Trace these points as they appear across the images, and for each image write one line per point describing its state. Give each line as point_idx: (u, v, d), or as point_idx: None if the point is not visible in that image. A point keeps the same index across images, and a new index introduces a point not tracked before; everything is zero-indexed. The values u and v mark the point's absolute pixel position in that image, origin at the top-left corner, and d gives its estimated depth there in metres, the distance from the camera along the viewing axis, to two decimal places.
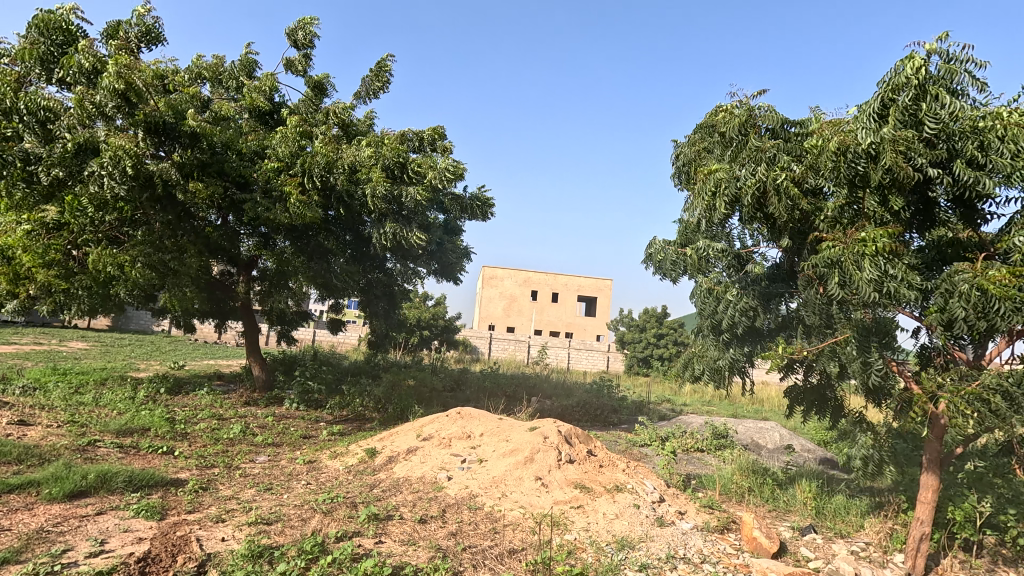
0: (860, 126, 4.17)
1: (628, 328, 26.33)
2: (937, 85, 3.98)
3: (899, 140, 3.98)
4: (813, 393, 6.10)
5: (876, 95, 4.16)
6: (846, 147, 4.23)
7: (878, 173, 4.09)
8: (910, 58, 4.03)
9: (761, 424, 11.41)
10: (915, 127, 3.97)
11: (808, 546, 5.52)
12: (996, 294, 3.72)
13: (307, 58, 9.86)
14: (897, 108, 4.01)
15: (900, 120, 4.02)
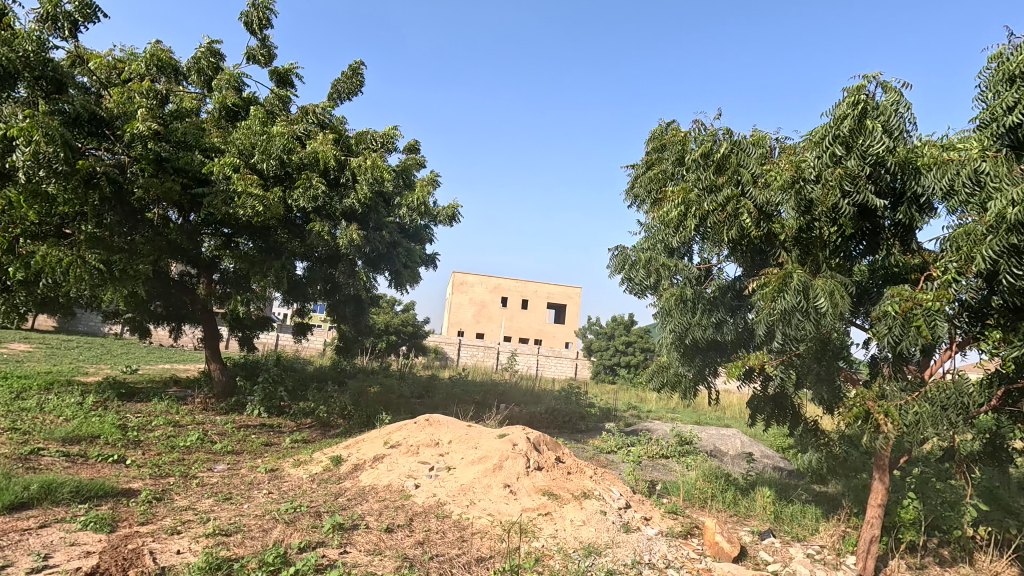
0: (811, 158, 4.44)
1: (596, 337, 26.87)
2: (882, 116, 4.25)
3: (849, 172, 4.23)
4: (772, 402, 6.22)
5: (828, 125, 4.44)
6: (802, 176, 4.48)
7: (827, 203, 4.33)
8: (850, 93, 4.31)
9: (723, 431, 11.73)
10: (860, 158, 4.25)
11: (767, 551, 5.68)
12: (927, 313, 4.00)
13: (269, 50, 9.57)
14: (841, 141, 4.30)
15: (848, 151, 4.30)
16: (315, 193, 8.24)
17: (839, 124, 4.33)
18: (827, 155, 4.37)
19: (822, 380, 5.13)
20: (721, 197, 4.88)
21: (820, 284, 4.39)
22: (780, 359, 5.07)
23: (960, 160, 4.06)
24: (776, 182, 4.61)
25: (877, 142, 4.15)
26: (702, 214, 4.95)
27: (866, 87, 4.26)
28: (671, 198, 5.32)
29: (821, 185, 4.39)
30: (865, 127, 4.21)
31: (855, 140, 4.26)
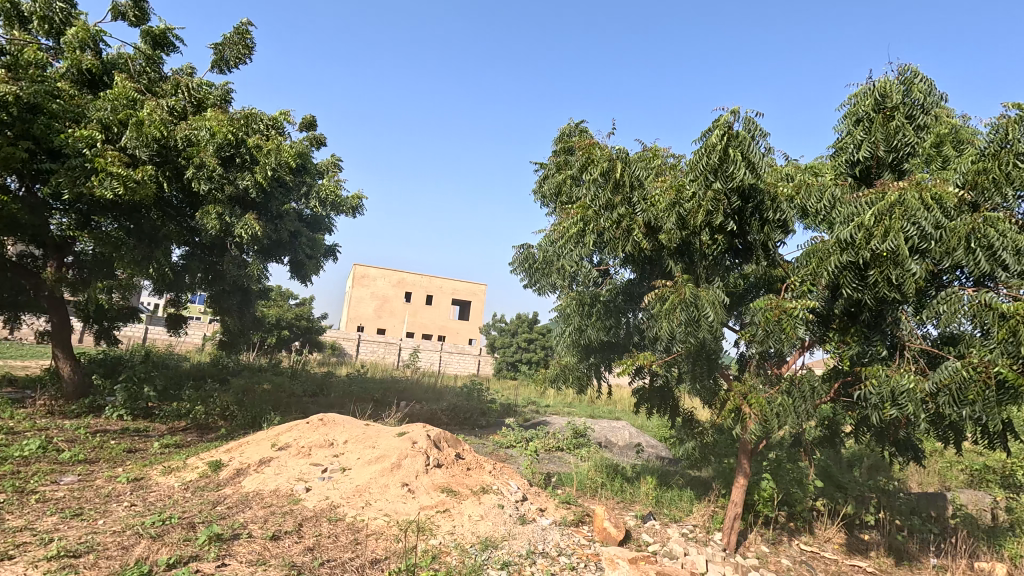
0: (688, 182, 4.84)
1: (500, 333, 27.32)
2: (743, 142, 4.68)
3: (720, 194, 4.74)
4: (657, 395, 6.76)
5: (699, 152, 4.76)
6: (681, 197, 4.87)
7: (701, 222, 4.78)
8: (715, 125, 4.71)
9: (615, 424, 12.49)
10: (724, 183, 4.68)
11: (648, 533, 6.17)
12: (787, 319, 4.55)
13: (139, 6, 8.47)
14: (709, 167, 4.70)
15: (716, 175, 4.72)
16: (208, 176, 7.47)
17: (708, 153, 4.69)
18: (700, 179, 4.78)
19: (698, 379, 5.58)
20: (615, 211, 5.22)
21: (701, 296, 4.84)
22: (666, 356, 5.55)
23: (821, 185, 4.64)
24: (658, 203, 4.99)
25: (739, 170, 4.58)
26: (598, 228, 5.31)
27: (727, 120, 4.69)
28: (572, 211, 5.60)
29: (695, 206, 4.78)
30: (728, 156, 4.62)
31: (721, 168, 4.66)
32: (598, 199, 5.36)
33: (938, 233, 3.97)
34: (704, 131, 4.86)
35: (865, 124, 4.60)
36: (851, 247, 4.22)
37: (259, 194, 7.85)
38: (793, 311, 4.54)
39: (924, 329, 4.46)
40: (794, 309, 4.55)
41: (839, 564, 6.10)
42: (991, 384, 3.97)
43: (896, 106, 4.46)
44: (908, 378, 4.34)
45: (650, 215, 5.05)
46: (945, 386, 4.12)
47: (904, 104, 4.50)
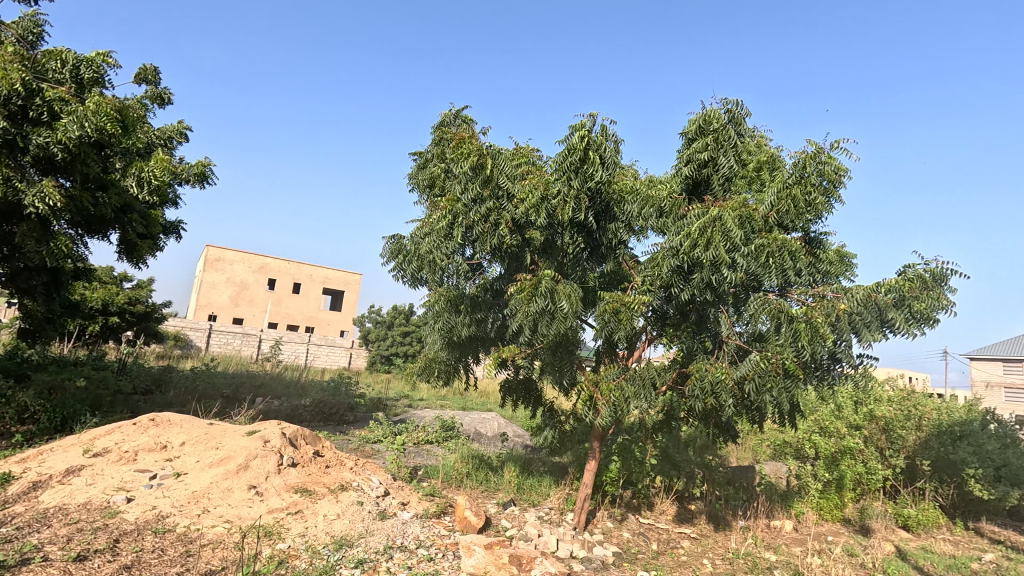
0: (553, 179, 5.27)
1: (374, 325, 26.40)
2: (598, 146, 5.14)
3: (579, 194, 5.21)
4: (522, 386, 7.06)
5: (563, 152, 5.21)
6: (546, 193, 5.30)
7: (563, 217, 5.28)
8: (578, 128, 5.12)
9: (484, 416, 12.79)
10: (583, 182, 5.18)
11: (507, 518, 6.43)
12: (625, 312, 5.06)
13: None
14: (574, 167, 5.18)
15: (576, 175, 5.21)
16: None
17: (571, 154, 5.14)
18: (564, 177, 5.24)
19: (556, 369, 5.96)
20: (484, 203, 5.38)
21: (559, 290, 5.17)
22: (529, 349, 5.86)
23: (660, 197, 5.27)
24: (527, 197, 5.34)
25: (596, 171, 5.07)
26: (467, 220, 5.40)
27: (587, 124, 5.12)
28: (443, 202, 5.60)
29: (562, 204, 5.25)
30: (587, 157, 5.09)
31: (581, 168, 5.15)
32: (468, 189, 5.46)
33: (746, 251, 4.68)
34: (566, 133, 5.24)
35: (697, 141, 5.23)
36: (681, 253, 4.88)
37: (66, 155, 6.59)
38: (630, 306, 5.06)
39: (739, 328, 5.27)
40: (630, 305, 5.07)
41: (668, 532, 6.96)
42: (778, 371, 4.90)
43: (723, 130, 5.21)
44: (721, 371, 5.11)
45: (517, 210, 5.40)
46: (745, 377, 4.97)
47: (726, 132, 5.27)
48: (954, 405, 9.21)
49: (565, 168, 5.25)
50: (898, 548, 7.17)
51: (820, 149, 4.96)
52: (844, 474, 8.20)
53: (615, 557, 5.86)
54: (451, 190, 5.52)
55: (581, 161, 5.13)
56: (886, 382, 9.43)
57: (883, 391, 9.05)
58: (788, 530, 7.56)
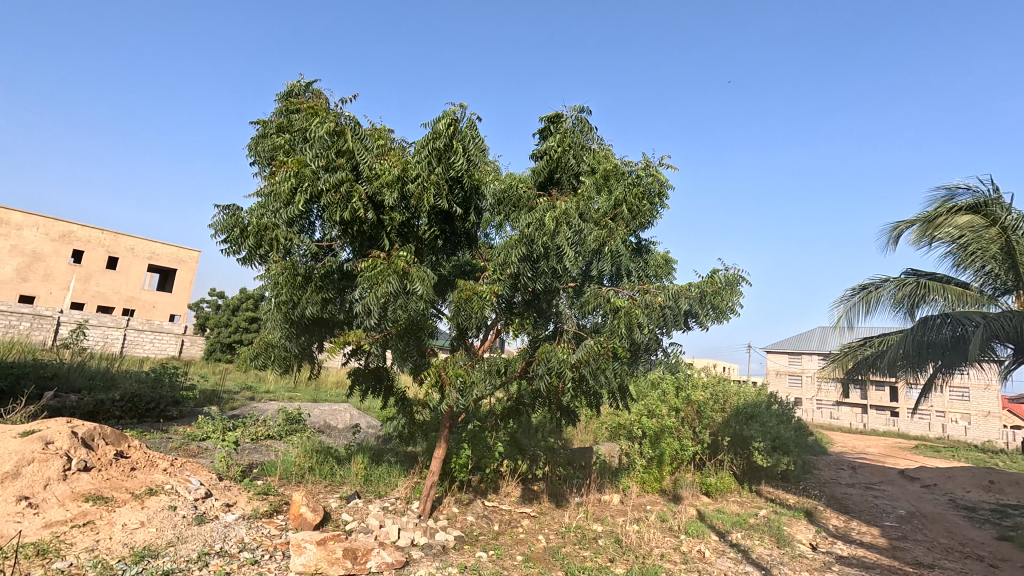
0: (413, 161, 5.23)
1: (214, 309, 23.56)
2: (465, 139, 5.39)
3: (440, 179, 5.25)
4: (372, 374, 6.72)
5: (428, 136, 5.22)
6: (406, 174, 5.17)
7: (421, 199, 5.17)
8: (445, 115, 5.23)
9: (336, 407, 12.17)
10: (447, 170, 5.30)
11: (348, 512, 6.20)
12: (477, 299, 5.13)
13: None
14: (437, 151, 5.23)
15: (440, 162, 5.28)
16: None
17: (436, 139, 5.20)
18: (425, 160, 5.25)
19: (406, 355, 5.83)
20: (337, 176, 5.04)
21: (412, 271, 5.06)
22: (377, 334, 5.58)
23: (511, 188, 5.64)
24: (384, 176, 5.11)
25: (461, 162, 5.29)
26: (315, 187, 5.00)
27: (454, 113, 5.24)
28: (287, 169, 5.12)
29: (419, 187, 5.15)
30: (452, 148, 5.27)
31: (445, 156, 5.28)
32: (322, 160, 5.12)
33: (582, 246, 5.16)
34: (433, 119, 5.30)
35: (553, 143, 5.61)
36: (530, 242, 5.06)
37: None
38: (481, 292, 5.15)
39: (576, 317, 5.83)
40: (484, 293, 5.17)
41: (510, 513, 7.31)
42: (607, 354, 5.40)
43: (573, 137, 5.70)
44: (562, 352, 5.40)
45: (372, 187, 5.11)
46: (581, 360, 5.31)
47: (577, 138, 5.80)
48: (749, 389, 11.04)
49: (429, 153, 5.26)
50: (699, 511, 8.43)
51: (649, 163, 5.95)
52: (664, 450, 9.38)
53: (456, 541, 5.98)
54: (301, 158, 5.15)
55: (445, 149, 5.26)
56: (702, 369, 10.89)
57: (699, 377, 10.47)
58: (615, 502, 8.44)
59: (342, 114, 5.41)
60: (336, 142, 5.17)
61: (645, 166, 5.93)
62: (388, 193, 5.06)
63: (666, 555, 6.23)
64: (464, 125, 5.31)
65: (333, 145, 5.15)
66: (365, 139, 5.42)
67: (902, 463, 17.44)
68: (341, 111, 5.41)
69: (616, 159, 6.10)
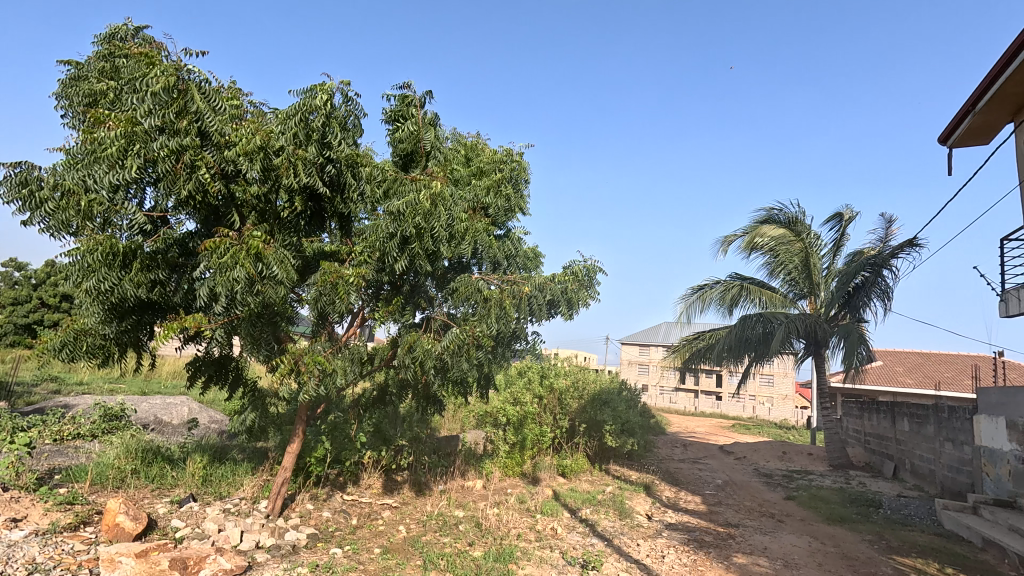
0: (277, 133, 4.78)
1: (5, 284, 19.23)
2: (337, 115, 5.05)
3: (307, 155, 4.89)
4: (214, 363, 5.99)
5: (295, 105, 4.76)
6: (268, 146, 4.73)
7: (281, 174, 4.81)
8: (321, 89, 4.83)
9: (170, 400, 10.69)
10: (319, 148, 4.98)
11: (181, 517, 5.52)
12: (343, 286, 4.90)
13: None
14: (309, 127, 4.84)
15: (310, 137, 4.90)
16: None
17: (307, 112, 4.77)
18: (292, 134, 4.83)
19: (257, 342, 5.26)
20: (179, 140, 4.44)
21: (269, 253, 4.60)
22: (221, 320, 4.97)
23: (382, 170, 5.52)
24: (242, 146, 4.61)
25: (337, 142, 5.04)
26: (149, 152, 4.37)
27: (330, 88, 4.90)
28: (114, 124, 4.40)
29: (283, 162, 4.79)
30: (326, 125, 4.94)
31: (317, 132, 4.91)
32: (162, 118, 4.42)
33: (451, 233, 5.15)
34: (306, 88, 4.89)
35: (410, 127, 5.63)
36: (401, 219, 4.99)
37: None
38: (348, 280, 4.92)
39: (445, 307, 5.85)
40: (351, 280, 4.95)
41: (371, 505, 7.10)
42: (472, 342, 5.43)
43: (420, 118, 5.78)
44: (428, 339, 5.37)
45: (223, 156, 4.63)
46: (447, 347, 5.32)
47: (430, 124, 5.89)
48: (604, 377, 12.02)
49: (297, 125, 4.80)
50: (554, 491, 9.00)
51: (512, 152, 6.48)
52: (526, 435, 9.84)
53: (309, 539, 5.65)
54: (132, 113, 4.38)
55: (314, 122, 4.86)
56: (564, 359, 11.58)
57: (560, 366, 11.13)
58: (477, 488, 8.65)
59: (188, 68, 4.72)
60: (179, 99, 4.49)
61: (508, 152, 6.40)
62: (245, 165, 4.62)
63: (522, 534, 6.56)
64: (339, 102, 5.01)
65: (175, 102, 4.46)
66: (217, 101, 4.78)
67: (722, 439, 20.43)
68: (188, 65, 4.72)
69: (489, 154, 6.27)
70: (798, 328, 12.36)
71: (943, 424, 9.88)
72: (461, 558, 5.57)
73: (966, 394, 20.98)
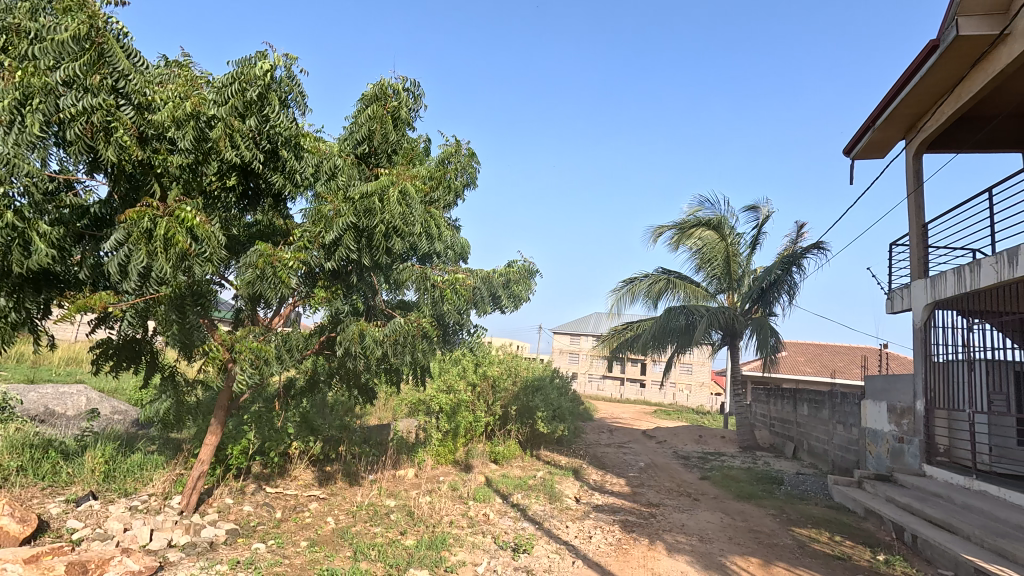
0: (210, 100, 4.35)
1: None
2: (279, 89, 4.69)
3: (243, 129, 4.50)
4: (121, 350, 5.39)
5: (235, 75, 4.40)
6: (196, 112, 4.33)
7: (215, 147, 4.42)
8: (264, 60, 4.50)
9: (63, 389, 9.63)
10: (259, 123, 4.57)
11: (78, 518, 5.02)
12: (280, 268, 4.62)
13: None
14: (248, 98, 4.45)
15: (249, 109, 4.52)
16: None
17: (245, 82, 4.40)
18: (229, 104, 4.42)
19: (175, 323, 4.74)
20: (99, 101, 4.03)
21: (200, 228, 4.26)
22: (132, 300, 4.56)
23: (329, 152, 5.46)
24: (168, 111, 4.25)
25: (278, 119, 4.64)
26: (66, 108, 3.96)
27: (271, 59, 4.59)
28: (20, 74, 3.98)
29: (218, 133, 4.38)
30: (267, 98, 4.55)
31: (257, 105, 4.52)
32: (76, 69, 3.98)
33: (403, 229, 4.98)
34: (243, 57, 4.56)
35: (362, 104, 5.59)
36: (348, 209, 4.84)
37: None
38: (286, 264, 4.65)
39: (384, 293, 5.80)
40: (286, 265, 4.66)
41: (297, 497, 6.82)
42: (416, 333, 5.42)
43: (399, 106, 5.62)
44: (369, 324, 5.23)
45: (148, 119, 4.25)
46: (392, 336, 5.20)
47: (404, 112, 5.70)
48: (538, 365, 12.26)
49: (235, 95, 4.45)
50: (487, 478, 9.10)
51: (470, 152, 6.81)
52: (459, 423, 9.84)
53: (228, 535, 5.34)
54: (41, 62, 4.01)
55: (253, 94, 4.49)
56: (499, 347, 11.64)
57: (495, 354, 11.20)
58: (409, 476, 8.56)
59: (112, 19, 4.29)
60: (101, 53, 4.09)
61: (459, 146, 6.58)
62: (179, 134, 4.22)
63: (455, 521, 6.58)
64: (281, 75, 4.66)
65: (90, 49, 4.04)
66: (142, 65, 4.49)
67: (645, 424, 21.48)
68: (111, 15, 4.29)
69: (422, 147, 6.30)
70: (717, 321, 13.21)
71: (836, 408, 10.98)
72: (393, 547, 5.51)
73: (855, 381, 23.45)
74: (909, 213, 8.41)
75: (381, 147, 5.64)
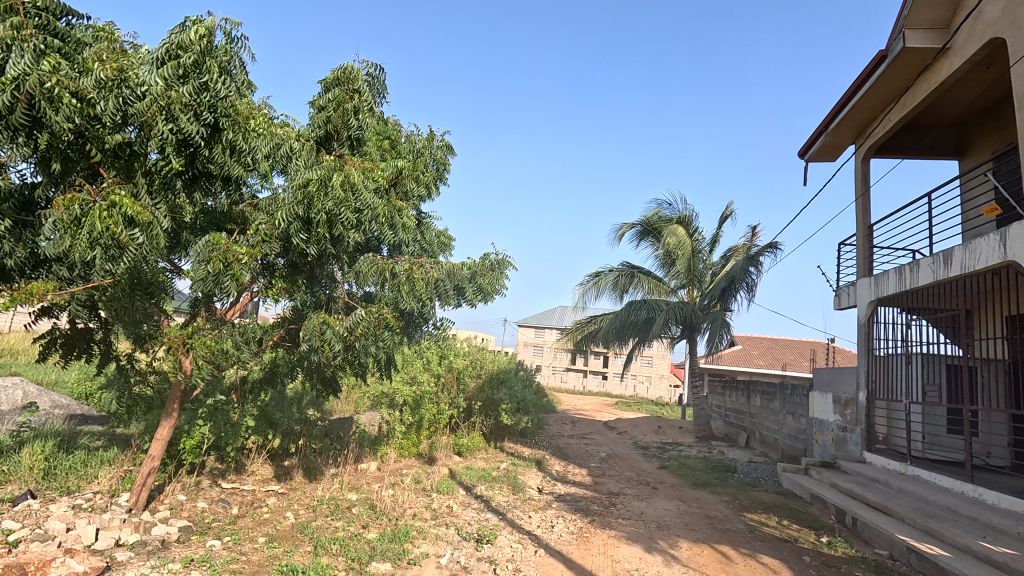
0: (141, 69, 4.06)
1: None
2: (215, 55, 4.45)
3: (180, 99, 4.18)
4: (67, 339, 5.08)
5: (169, 43, 4.17)
6: (125, 81, 4.03)
7: (150, 120, 4.13)
8: (197, 23, 4.26)
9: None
10: (196, 91, 4.29)
11: (15, 518, 4.73)
12: (234, 264, 4.48)
13: None
14: (180, 65, 4.18)
15: (185, 79, 4.25)
16: None
17: (178, 49, 4.18)
18: (162, 72, 4.14)
19: (125, 314, 4.49)
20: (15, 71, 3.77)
21: (134, 211, 3.97)
22: (72, 290, 4.31)
23: (284, 138, 5.27)
24: (93, 79, 3.98)
25: (218, 85, 4.41)
26: None
27: (210, 24, 4.33)
28: None
29: (150, 105, 4.10)
30: (201, 65, 4.29)
31: (192, 71, 4.26)
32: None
33: (360, 218, 4.90)
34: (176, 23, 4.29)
35: (326, 89, 5.49)
36: (307, 204, 4.68)
37: None
38: (238, 258, 4.52)
39: (346, 286, 5.66)
40: (237, 258, 4.52)
41: (253, 493, 6.63)
42: (379, 323, 5.35)
43: (362, 91, 5.44)
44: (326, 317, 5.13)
45: (77, 90, 3.95)
46: (352, 330, 5.14)
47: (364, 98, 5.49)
48: (502, 357, 12.30)
49: (167, 61, 4.20)
50: (451, 470, 9.09)
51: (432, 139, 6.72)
52: (422, 416, 9.77)
53: (181, 533, 5.15)
54: None
55: (188, 62, 4.22)
56: (463, 339, 11.61)
57: (459, 346, 11.17)
58: (371, 470, 8.45)
59: None
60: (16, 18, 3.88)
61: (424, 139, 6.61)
62: (107, 104, 3.96)
63: (418, 514, 6.55)
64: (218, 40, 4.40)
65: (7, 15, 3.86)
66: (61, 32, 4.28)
67: (607, 416, 21.90)
68: None
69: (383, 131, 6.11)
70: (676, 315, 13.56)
71: (787, 399, 11.50)
72: (354, 541, 5.45)
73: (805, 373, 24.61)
74: (857, 215, 8.85)
75: (340, 132, 5.49)
